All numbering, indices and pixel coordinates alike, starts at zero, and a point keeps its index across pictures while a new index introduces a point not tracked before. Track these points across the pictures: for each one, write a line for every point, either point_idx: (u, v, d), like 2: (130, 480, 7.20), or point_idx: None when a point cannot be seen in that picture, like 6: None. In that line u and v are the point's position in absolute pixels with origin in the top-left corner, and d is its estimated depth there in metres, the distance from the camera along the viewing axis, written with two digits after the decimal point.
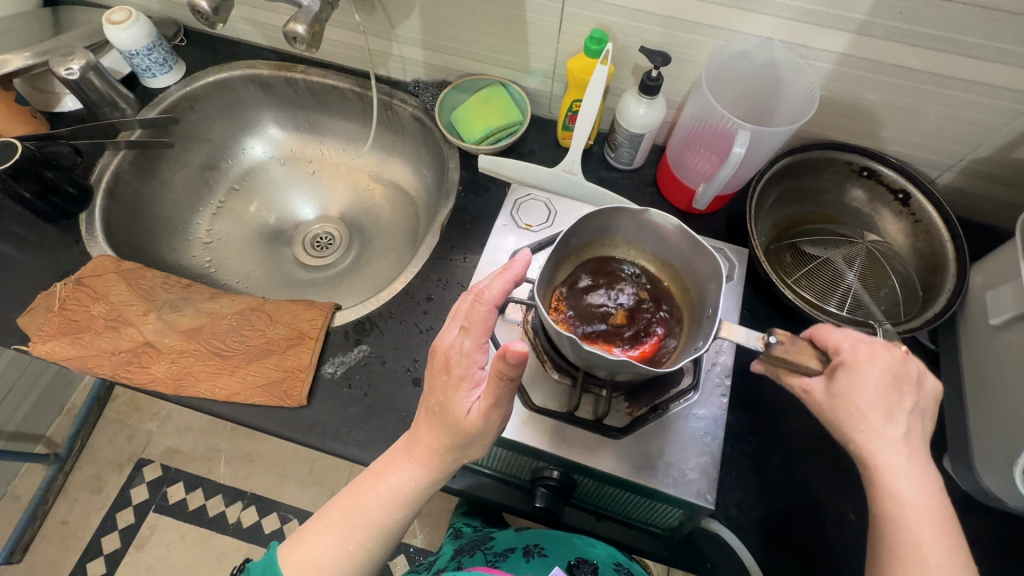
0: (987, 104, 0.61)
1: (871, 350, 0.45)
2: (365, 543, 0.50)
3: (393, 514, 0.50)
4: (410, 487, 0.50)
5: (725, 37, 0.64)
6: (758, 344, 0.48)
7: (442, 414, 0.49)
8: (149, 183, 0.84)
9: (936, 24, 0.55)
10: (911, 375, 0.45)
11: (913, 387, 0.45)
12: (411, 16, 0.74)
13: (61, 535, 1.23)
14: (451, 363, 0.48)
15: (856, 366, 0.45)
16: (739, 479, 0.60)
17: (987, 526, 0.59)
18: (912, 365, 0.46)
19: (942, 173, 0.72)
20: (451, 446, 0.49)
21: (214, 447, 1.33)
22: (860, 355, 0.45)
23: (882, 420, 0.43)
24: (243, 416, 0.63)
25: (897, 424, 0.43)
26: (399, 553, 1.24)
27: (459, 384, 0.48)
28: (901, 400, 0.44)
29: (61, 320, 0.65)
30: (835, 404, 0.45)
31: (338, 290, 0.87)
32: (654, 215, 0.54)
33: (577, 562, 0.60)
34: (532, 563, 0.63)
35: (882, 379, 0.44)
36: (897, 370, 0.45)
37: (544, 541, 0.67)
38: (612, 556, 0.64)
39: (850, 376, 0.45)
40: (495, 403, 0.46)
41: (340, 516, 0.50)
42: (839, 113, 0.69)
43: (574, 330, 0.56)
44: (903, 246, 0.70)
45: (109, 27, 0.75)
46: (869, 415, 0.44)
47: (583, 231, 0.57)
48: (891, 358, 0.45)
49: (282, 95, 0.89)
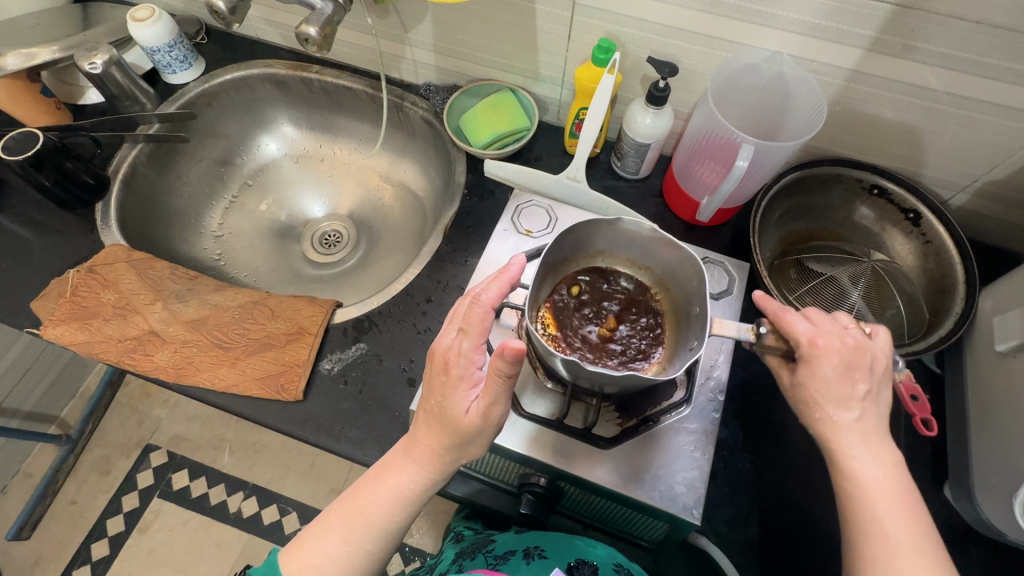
0: (1003, 126, 0.60)
1: (823, 343, 0.45)
2: (366, 544, 0.50)
3: (393, 516, 0.50)
4: (411, 489, 0.50)
5: (734, 50, 0.63)
6: (749, 335, 0.49)
7: (440, 415, 0.49)
8: (165, 176, 0.86)
9: (949, 42, 0.54)
10: (865, 362, 0.45)
11: (867, 372, 0.45)
12: (424, 21, 0.75)
13: (68, 515, 1.26)
14: (449, 364, 0.48)
15: (809, 360, 0.45)
16: (730, 495, 0.59)
17: (986, 558, 0.57)
18: (867, 350, 0.45)
19: (956, 194, 0.71)
20: (449, 446, 0.49)
21: (220, 436, 1.35)
22: (812, 349, 0.45)
23: (835, 409, 0.44)
24: (244, 409, 0.64)
25: (851, 409, 0.44)
26: (395, 552, 1.24)
27: (457, 384, 0.48)
28: (854, 388, 0.44)
29: (72, 306, 0.67)
30: (796, 392, 0.47)
31: (343, 287, 0.88)
32: (627, 223, 0.55)
33: (577, 563, 0.58)
34: (533, 566, 0.60)
35: (834, 371, 0.44)
36: (849, 360, 0.44)
37: (545, 544, 0.63)
38: (613, 557, 0.61)
39: (805, 369, 0.45)
40: (494, 402, 0.47)
41: (341, 521, 0.50)
42: (849, 130, 0.68)
43: (563, 343, 0.56)
44: (911, 267, 0.69)
45: (133, 24, 0.78)
46: (822, 404, 0.45)
47: (563, 246, 0.57)
48: (844, 348, 0.45)
49: (297, 94, 0.91)
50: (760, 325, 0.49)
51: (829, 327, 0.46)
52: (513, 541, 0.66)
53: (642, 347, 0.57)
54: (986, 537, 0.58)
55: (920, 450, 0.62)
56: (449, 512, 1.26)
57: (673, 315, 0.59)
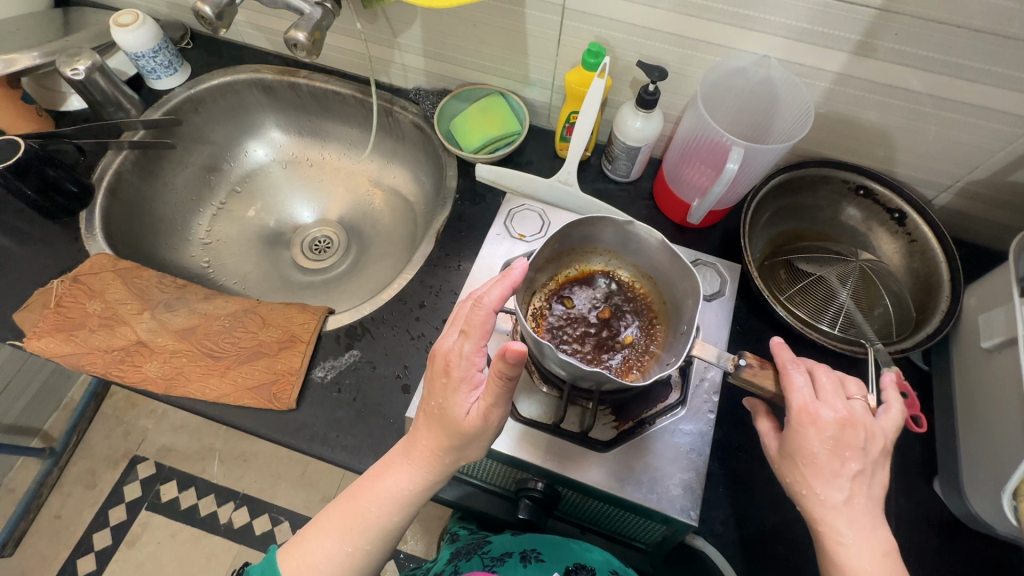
0: (986, 127, 0.61)
1: (815, 411, 0.45)
2: (363, 545, 0.50)
3: (392, 516, 0.50)
4: (409, 489, 0.50)
5: (722, 54, 0.64)
6: (728, 365, 0.50)
7: (441, 417, 0.49)
8: (151, 183, 0.84)
9: (932, 46, 0.55)
10: (858, 442, 0.44)
11: (860, 453, 0.44)
12: (413, 25, 0.74)
13: (53, 530, 1.23)
14: (451, 365, 0.48)
15: (797, 428, 0.45)
16: (726, 494, 0.60)
17: (976, 550, 0.58)
18: (862, 428, 0.44)
19: (939, 194, 0.72)
20: (448, 447, 0.49)
21: (209, 446, 1.33)
22: (802, 416, 0.45)
23: (823, 485, 0.44)
24: (234, 418, 0.63)
25: (840, 489, 0.44)
26: (389, 559, 1.23)
27: (458, 386, 0.47)
28: (845, 467, 0.44)
29: (56, 317, 0.65)
30: (785, 462, 0.47)
31: (333, 293, 0.87)
32: (638, 228, 0.55)
33: (575, 567, 0.59)
34: (530, 569, 0.60)
35: (821, 444, 0.44)
36: (839, 436, 0.44)
37: (540, 545, 0.63)
38: (609, 562, 0.61)
39: (793, 438, 0.46)
40: (495, 404, 0.47)
41: (339, 520, 0.50)
42: (836, 131, 0.69)
43: (550, 333, 0.57)
44: (897, 265, 0.70)
45: (117, 29, 0.76)
46: (808, 477, 0.45)
47: (566, 238, 0.58)
48: (835, 423, 0.44)
49: (285, 99, 0.90)
50: (740, 357, 0.50)
51: (826, 397, 0.46)
52: (509, 541, 0.66)
53: (619, 349, 0.57)
54: (976, 530, 0.59)
55: (910, 446, 0.63)
56: (443, 517, 1.26)
57: (665, 334, 0.58)
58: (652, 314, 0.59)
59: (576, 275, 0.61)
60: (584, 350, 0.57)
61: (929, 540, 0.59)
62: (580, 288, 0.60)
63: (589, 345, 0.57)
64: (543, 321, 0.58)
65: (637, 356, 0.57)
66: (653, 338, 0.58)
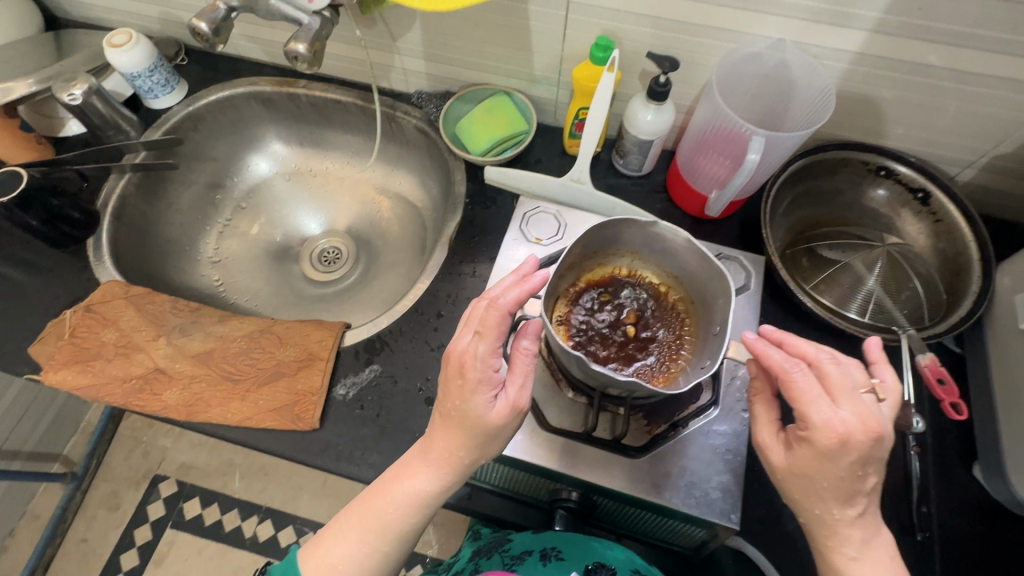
0: (1012, 100, 0.59)
1: (847, 435, 0.42)
2: (381, 546, 0.49)
3: (408, 518, 0.49)
4: (427, 491, 0.49)
5: (735, 40, 0.62)
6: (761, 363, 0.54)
7: (460, 418, 0.47)
8: (155, 206, 0.83)
9: (957, 19, 0.53)
10: (880, 453, 0.43)
11: (878, 463, 0.43)
12: (413, 28, 0.72)
13: (80, 554, 1.23)
14: (466, 367, 0.46)
15: (827, 452, 0.42)
16: (762, 492, 0.59)
17: (1019, 534, 0.57)
18: (886, 439, 0.43)
19: (962, 170, 0.70)
20: (467, 448, 0.48)
21: (229, 461, 1.33)
22: (833, 441, 0.42)
23: (839, 504, 0.44)
24: (258, 441, 0.62)
25: (854, 505, 0.44)
26: (416, 564, 1.23)
27: (477, 387, 0.46)
28: (865, 484, 0.43)
29: (72, 348, 0.65)
30: (796, 480, 0.46)
31: (346, 306, 0.86)
32: (664, 228, 0.53)
33: (595, 567, 0.55)
34: (550, 568, 0.57)
35: (849, 467, 0.42)
36: (868, 454, 0.42)
37: (561, 542, 0.59)
38: (631, 562, 0.58)
39: (817, 461, 0.43)
40: (521, 390, 0.47)
41: (356, 521, 0.49)
42: (854, 111, 0.67)
43: (577, 342, 0.56)
44: (924, 247, 0.68)
45: (110, 50, 0.75)
46: (827, 500, 0.44)
47: (589, 241, 0.56)
48: (865, 441, 0.42)
49: (285, 110, 0.89)
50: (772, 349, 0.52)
51: (844, 405, 0.43)
52: (529, 538, 0.62)
53: (652, 354, 0.56)
54: (1018, 514, 0.57)
55: (946, 432, 0.62)
56: (465, 520, 1.26)
57: (697, 334, 0.56)
58: (681, 314, 0.58)
59: (599, 278, 0.60)
60: (616, 358, 0.55)
61: (972, 526, 0.57)
62: (604, 293, 0.59)
63: (621, 352, 0.56)
64: (570, 330, 0.57)
65: (670, 359, 0.56)
66: (684, 338, 0.57)
